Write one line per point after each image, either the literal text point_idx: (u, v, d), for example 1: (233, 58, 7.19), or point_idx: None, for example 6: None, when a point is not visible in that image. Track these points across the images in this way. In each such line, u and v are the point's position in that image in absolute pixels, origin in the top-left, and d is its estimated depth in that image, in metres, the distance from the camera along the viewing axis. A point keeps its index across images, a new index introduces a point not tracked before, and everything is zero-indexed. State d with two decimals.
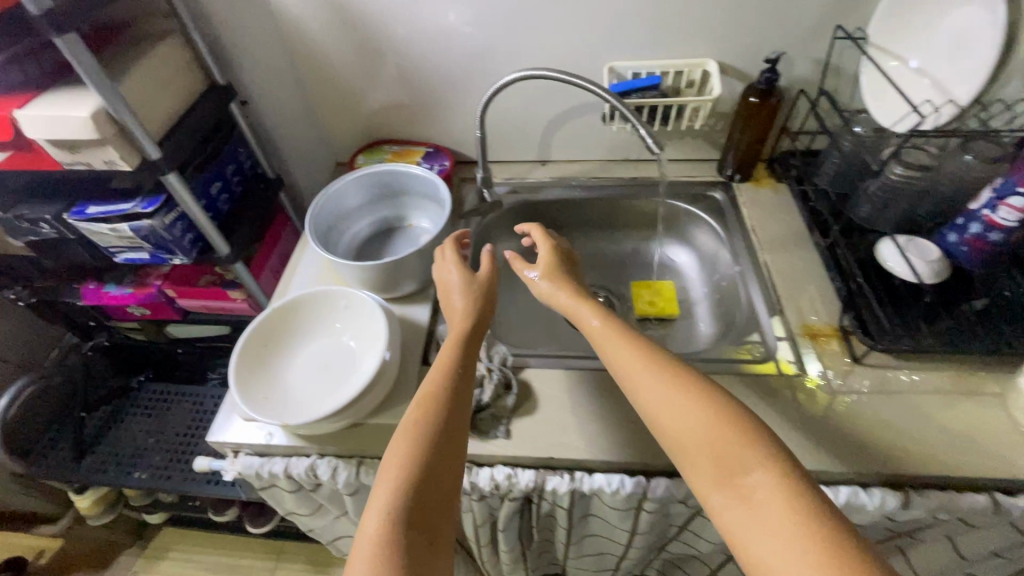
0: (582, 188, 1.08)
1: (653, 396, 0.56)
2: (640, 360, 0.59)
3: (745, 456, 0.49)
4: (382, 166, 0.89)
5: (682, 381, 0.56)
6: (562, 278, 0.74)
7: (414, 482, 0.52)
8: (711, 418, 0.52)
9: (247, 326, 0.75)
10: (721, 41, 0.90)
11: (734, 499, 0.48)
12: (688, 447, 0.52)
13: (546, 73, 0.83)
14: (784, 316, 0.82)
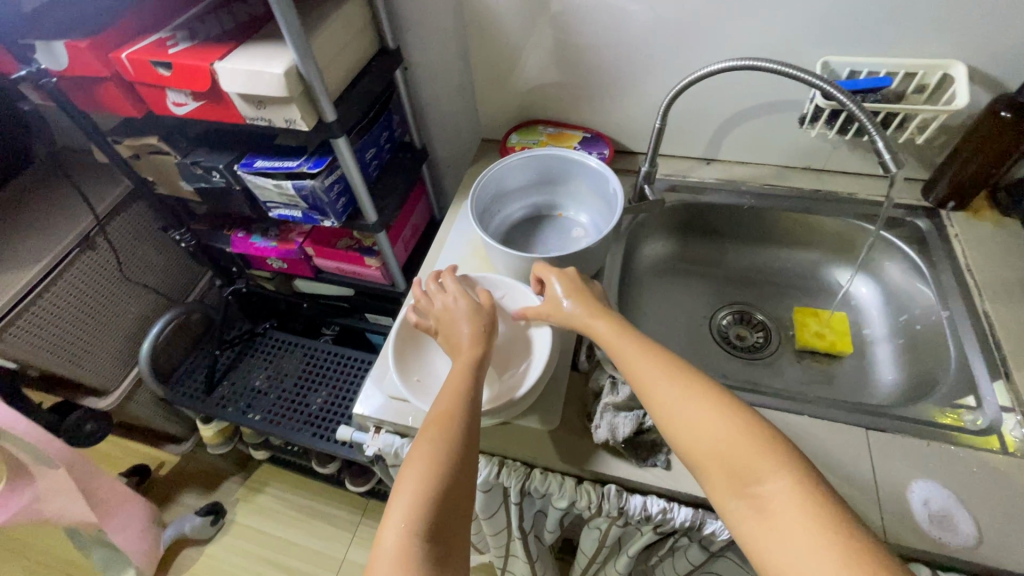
0: (752, 195, 0.96)
1: (667, 410, 0.53)
2: (652, 370, 0.56)
3: (758, 469, 0.47)
4: (553, 150, 0.85)
5: (693, 391, 0.53)
6: (582, 295, 0.67)
7: (432, 485, 0.51)
8: (724, 431, 0.50)
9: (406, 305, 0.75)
10: (978, 41, 0.74)
11: (753, 511, 0.46)
12: (703, 461, 0.50)
13: (763, 63, 0.71)
14: (1012, 381, 0.69)
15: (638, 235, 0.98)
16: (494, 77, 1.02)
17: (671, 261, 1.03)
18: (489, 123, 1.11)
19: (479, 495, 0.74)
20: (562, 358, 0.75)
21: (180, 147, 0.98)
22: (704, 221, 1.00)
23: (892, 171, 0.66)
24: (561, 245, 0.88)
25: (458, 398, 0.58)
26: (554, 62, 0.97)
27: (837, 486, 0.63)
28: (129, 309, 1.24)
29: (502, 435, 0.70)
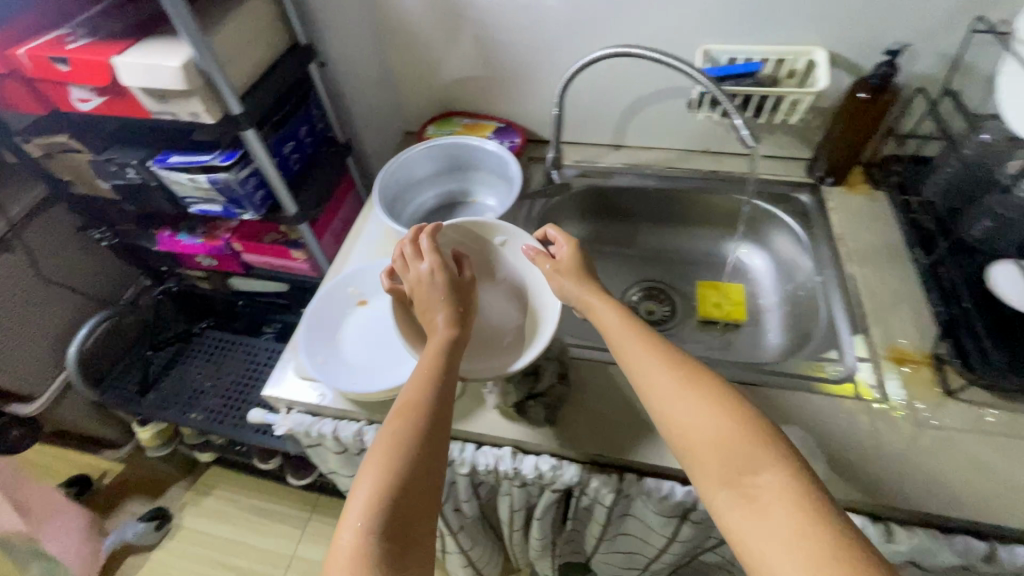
0: (655, 177, 1.02)
1: (664, 399, 0.53)
2: (654, 361, 0.56)
3: (746, 459, 0.47)
4: (456, 137, 0.88)
5: (688, 382, 0.53)
6: (585, 283, 0.68)
7: (392, 485, 0.50)
8: (722, 421, 0.50)
9: (313, 296, 0.79)
10: (836, 27, 0.81)
11: (738, 501, 0.45)
12: (693, 450, 0.50)
13: (639, 50, 0.76)
14: (870, 336, 0.76)
15: (552, 218, 1.03)
16: (409, 70, 1.06)
17: (585, 243, 1.08)
18: (410, 115, 1.14)
19: None
20: None
21: (92, 145, 0.98)
22: (614, 203, 1.06)
23: (751, 144, 0.75)
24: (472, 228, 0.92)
25: (423, 393, 0.56)
26: (463, 54, 1.00)
27: None
28: (55, 312, 1.23)
29: None
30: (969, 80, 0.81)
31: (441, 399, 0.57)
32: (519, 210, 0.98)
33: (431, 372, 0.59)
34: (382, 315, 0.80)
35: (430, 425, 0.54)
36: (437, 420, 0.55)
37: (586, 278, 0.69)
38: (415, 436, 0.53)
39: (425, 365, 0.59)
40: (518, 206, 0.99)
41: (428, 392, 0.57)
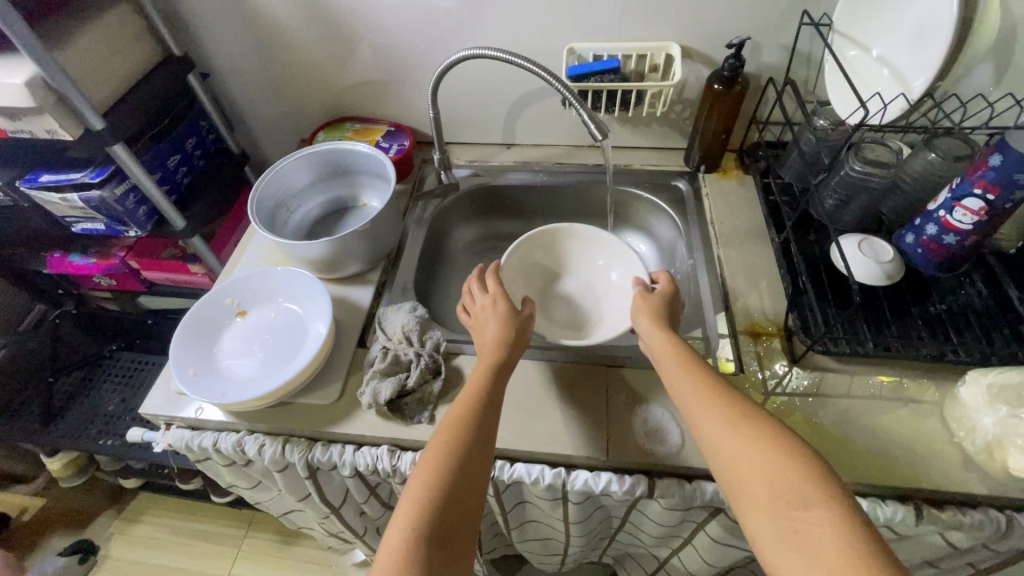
0: (544, 173, 1.05)
1: (715, 433, 0.56)
2: (701, 397, 0.59)
3: (807, 490, 0.49)
4: (329, 144, 0.89)
5: (739, 418, 0.56)
6: (659, 319, 0.72)
7: (432, 515, 0.53)
8: (768, 454, 0.52)
9: (189, 307, 0.77)
10: (687, 24, 0.86)
11: (788, 531, 0.47)
12: (739, 478, 0.52)
13: (489, 52, 0.77)
14: (731, 313, 0.81)
15: (446, 219, 1.05)
16: (295, 78, 1.06)
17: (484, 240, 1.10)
18: (304, 123, 1.14)
19: (278, 477, 0.77)
20: (348, 337, 0.80)
21: None
22: (509, 200, 1.09)
23: (598, 137, 0.78)
24: None
25: (470, 432, 0.59)
26: (346, 60, 1.01)
27: (577, 419, 0.71)
28: None
29: (284, 414, 0.73)
30: (811, 70, 0.87)
31: (484, 437, 0.60)
32: (410, 211, 1.00)
33: (477, 410, 0.62)
34: (262, 324, 0.80)
35: (471, 461, 0.57)
36: (479, 458, 0.58)
37: (664, 315, 0.73)
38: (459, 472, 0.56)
39: (477, 408, 0.62)
40: (410, 207, 1.01)
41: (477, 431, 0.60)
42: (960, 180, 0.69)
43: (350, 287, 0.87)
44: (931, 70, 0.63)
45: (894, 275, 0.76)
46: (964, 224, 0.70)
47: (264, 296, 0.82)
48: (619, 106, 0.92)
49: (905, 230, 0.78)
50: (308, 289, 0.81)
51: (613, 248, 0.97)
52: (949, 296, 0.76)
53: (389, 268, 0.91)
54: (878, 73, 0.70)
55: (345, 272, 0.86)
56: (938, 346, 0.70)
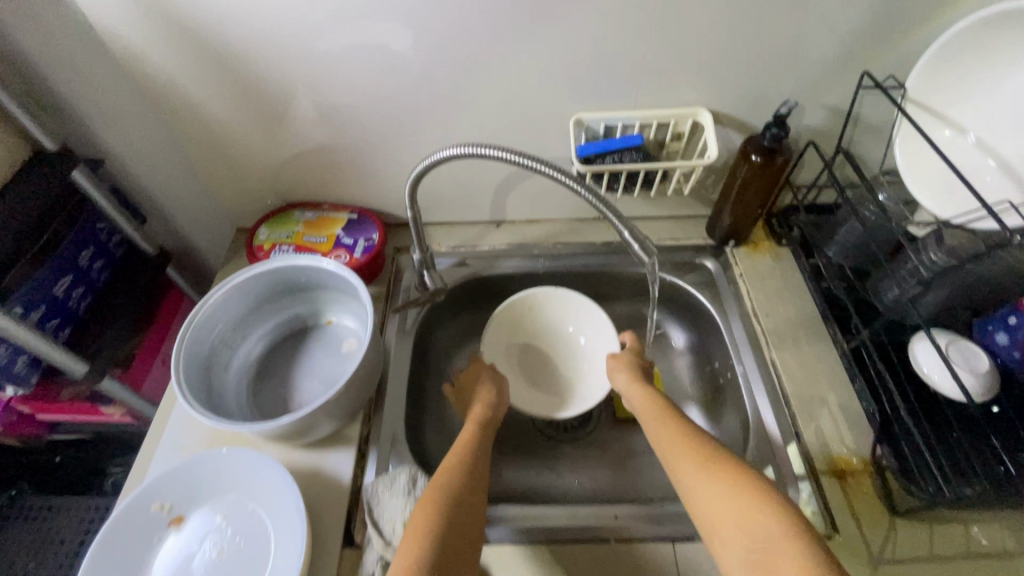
0: (545, 257, 0.88)
1: (687, 476, 0.56)
2: (676, 444, 0.60)
3: (767, 522, 0.48)
4: (276, 261, 0.69)
5: (709, 461, 0.56)
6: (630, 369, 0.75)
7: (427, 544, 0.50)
8: (725, 480, 0.53)
9: (103, 522, 0.56)
10: (718, 86, 0.71)
11: (754, 563, 0.46)
12: (708, 516, 0.52)
13: (491, 151, 0.58)
14: (803, 440, 0.67)
15: (433, 324, 0.85)
16: (220, 161, 0.82)
17: (477, 339, 0.92)
18: (239, 210, 0.91)
19: None
20: (330, 534, 0.60)
21: None
22: (505, 290, 0.91)
23: (644, 260, 0.61)
24: (329, 365, 0.73)
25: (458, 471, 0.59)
26: (289, 138, 0.80)
27: None
28: None
29: None
30: (859, 132, 0.74)
31: (465, 492, 0.57)
32: (388, 325, 0.80)
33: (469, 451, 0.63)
34: (208, 539, 0.58)
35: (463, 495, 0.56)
36: (454, 519, 0.54)
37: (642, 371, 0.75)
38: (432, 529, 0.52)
39: (463, 459, 0.61)
40: (386, 319, 0.81)
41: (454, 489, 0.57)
42: None
43: (323, 452, 0.67)
44: None
45: (989, 393, 0.63)
46: None
47: (204, 492, 0.60)
48: (640, 186, 0.75)
49: (993, 326, 0.66)
50: (269, 476, 0.60)
51: (583, 311, 0.86)
52: None
53: (371, 413, 0.71)
54: (982, 163, 0.58)
55: (315, 437, 0.65)
56: None
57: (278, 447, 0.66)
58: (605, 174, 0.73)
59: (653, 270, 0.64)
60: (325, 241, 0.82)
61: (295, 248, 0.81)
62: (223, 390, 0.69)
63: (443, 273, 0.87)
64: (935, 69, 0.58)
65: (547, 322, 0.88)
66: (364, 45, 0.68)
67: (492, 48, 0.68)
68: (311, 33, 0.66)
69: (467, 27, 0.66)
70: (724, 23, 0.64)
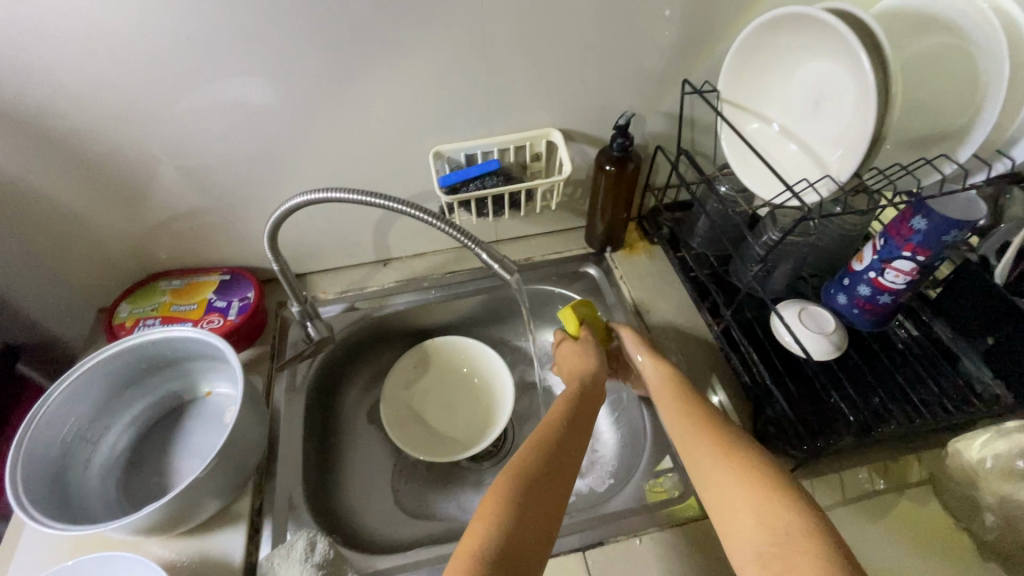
0: (436, 288, 0.88)
1: (704, 463, 0.55)
2: (697, 427, 0.58)
3: (785, 517, 0.47)
4: (129, 340, 0.63)
5: (729, 452, 0.54)
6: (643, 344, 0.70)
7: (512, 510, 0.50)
8: (749, 491, 0.50)
9: None
10: (561, 107, 0.75)
11: (769, 557, 0.45)
12: (722, 507, 0.51)
13: (339, 194, 0.58)
14: None
15: (327, 375, 0.82)
16: (62, 243, 0.75)
17: (379, 383, 0.89)
18: (96, 290, 0.83)
19: None
20: None
21: None
22: (400, 328, 0.89)
23: (508, 278, 0.63)
24: (210, 438, 0.69)
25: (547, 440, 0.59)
26: (139, 208, 0.75)
27: None
28: None
29: None
30: (697, 134, 0.82)
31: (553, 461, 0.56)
32: (275, 385, 0.76)
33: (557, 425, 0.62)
34: None
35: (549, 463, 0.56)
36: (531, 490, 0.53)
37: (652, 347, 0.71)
38: (503, 524, 0.50)
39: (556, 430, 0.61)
40: (273, 378, 0.76)
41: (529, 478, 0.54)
42: (884, 241, 0.65)
43: (209, 534, 0.61)
44: (848, 149, 0.57)
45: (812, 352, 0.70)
46: (897, 284, 0.66)
47: None
48: (509, 207, 0.78)
49: (834, 289, 0.74)
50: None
51: (470, 350, 0.90)
52: (891, 345, 0.74)
53: (262, 481, 0.67)
54: (788, 146, 0.64)
55: (199, 519, 0.60)
56: (909, 414, 0.66)
57: (156, 541, 0.60)
58: (471, 203, 0.75)
59: (519, 285, 0.67)
60: (195, 308, 0.77)
61: (161, 321, 0.76)
62: (85, 489, 0.62)
63: (331, 321, 0.84)
64: (735, 74, 0.64)
65: (441, 365, 0.90)
66: (203, 107, 0.66)
67: (336, 94, 0.68)
68: (142, 99, 0.64)
69: (307, 78, 0.66)
70: (552, 49, 0.69)
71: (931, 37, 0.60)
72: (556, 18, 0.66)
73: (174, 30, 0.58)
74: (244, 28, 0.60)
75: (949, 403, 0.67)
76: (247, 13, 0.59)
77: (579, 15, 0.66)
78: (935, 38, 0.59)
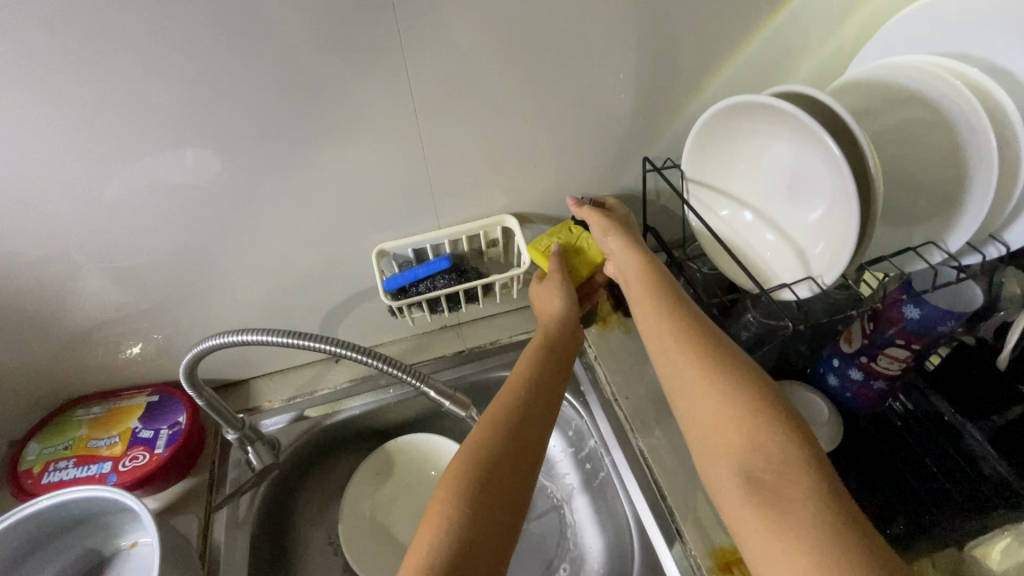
0: (394, 385, 0.80)
1: (678, 376, 0.53)
2: (665, 333, 0.56)
3: (771, 443, 0.45)
4: (23, 508, 0.55)
5: (705, 366, 0.51)
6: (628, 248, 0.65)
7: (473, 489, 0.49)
8: (729, 412, 0.48)
9: None
10: (514, 192, 0.70)
11: (750, 480, 0.45)
12: (698, 425, 0.50)
13: (270, 336, 0.55)
14: (685, 537, 0.63)
15: (276, 499, 0.73)
16: None
17: (336, 496, 0.80)
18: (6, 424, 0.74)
19: None
20: None
21: None
22: (358, 431, 0.81)
23: (462, 413, 0.68)
24: None
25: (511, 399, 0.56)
26: (46, 334, 0.66)
27: None
28: None
29: None
30: (663, 204, 0.76)
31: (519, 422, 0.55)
32: (213, 524, 0.66)
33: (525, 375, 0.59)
34: None
35: (518, 429, 0.54)
36: (496, 459, 0.51)
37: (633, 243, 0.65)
38: (467, 495, 0.49)
39: (518, 382, 0.59)
40: (211, 517, 0.67)
41: (495, 445, 0.52)
42: (873, 326, 0.59)
43: None
44: (833, 241, 0.51)
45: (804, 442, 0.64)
46: (891, 370, 0.61)
47: None
48: (465, 302, 0.71)
49: (824, 370, 0.67)
50: None
51: (436, 449, 0.82)
52: (890, 427, 0.68)
53: None
54: (761, 233, 0.59)
55: None
56: (917, 512, 0.61)
57: None
58: (422, 302, 0.68)
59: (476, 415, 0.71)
60: (117, 442, 0.68)
61: (76, 461, 0.67)
62: None
63: (277, 434, 0.75)
64: (700, 154, 0.59)
65: (405, 469, 0.81)
66: (110, 224, 0.58)
67: (262, 201, 0.61)
68: (37, 221, 0.56)
69: (225, 185, 0.59)
70: (497, 133, 0.63)
71: (900, 111, 0.55)
72: (499, 103, 0.60)
73: (67, 147, 0.51)
74: (148, 141, 0.53)
75: (957, 492, 0.61)
76: (150, 126, 0.52)
77: (523, 101, 0.61)
78: (909, 110, 0.55)
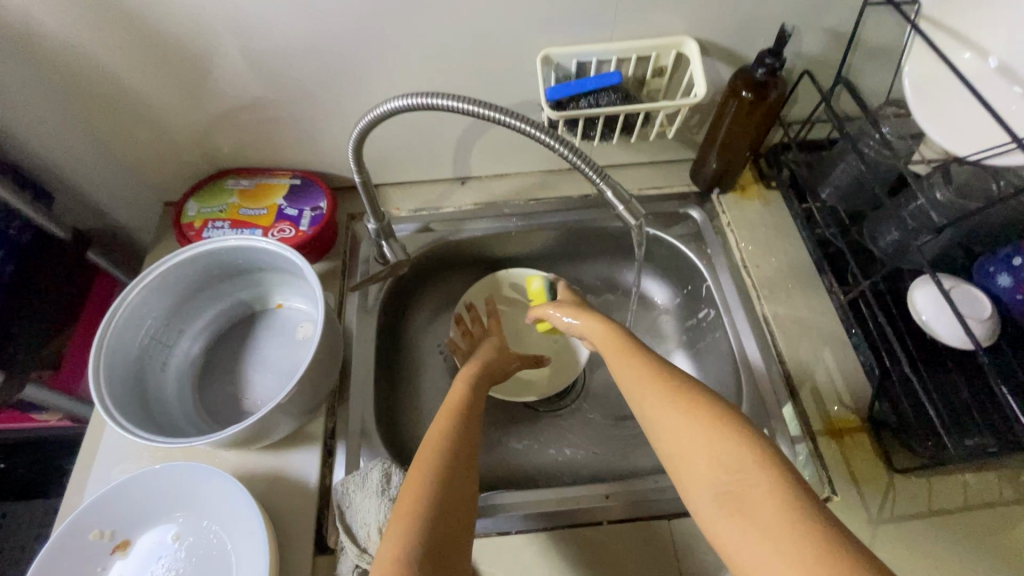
0: (516, 215, 0.79)
1: (643, 407, 0.48)
2: (637, 371, 0.51)
3: (736, 456, 0.41)
4: (200, 246, 0.59)
5: (671, 391, 0.47)
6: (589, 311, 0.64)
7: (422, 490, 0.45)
8: (693, 426, 0.44)
9: (43, 547, 0.49)
10: (705, 11, 0.61)
11: (728, 497, 0.39)
12: (669, 453, 0.44)
13: (444, 100, 0.51)
14: (799, 401, 0.63)
15: (398, 299, 0.78)
16: (131, 129, 0.69)
17: (447, 310, 0.84)
18: (162, 183, 0.78)
19: None
20: (299, 536, 0.55)
21: None
22: (474, 255, 0.83)
23: (632, 222, 0.58)
24: (283, 357, 0.65)
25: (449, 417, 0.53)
26: (209, 95, 0.66)
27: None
28: None
29: None
30: (860, 59, 0.66)
31: (459, 442, 0.51)
32: (347, 305, 0.72)
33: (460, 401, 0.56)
34: (173, 539, 0.53)
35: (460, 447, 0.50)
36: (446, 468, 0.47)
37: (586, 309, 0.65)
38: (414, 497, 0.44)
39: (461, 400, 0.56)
40: (346, 298, 0.72)
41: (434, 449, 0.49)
42: None
43: (279, 455, 0.60)
44: None
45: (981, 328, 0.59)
46: None
47: (149, 515, 0.53)
48: (619, 132, 0.67)
49: (996, 268, 0.62)
50: (209, 481, 0.53)
51: None
52: None
53: (334, 403, 0.64)
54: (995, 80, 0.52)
55: (273, 438, 0.58)
56: None
57: (231, 452, 0.59)
58: (578, 121, 0.65)
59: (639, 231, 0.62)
60: (265, 214, 0.72)
61: (230, 224, 0.72)
62: (162, 390, 0.61)
63: (404, 240, 0.78)
64: None
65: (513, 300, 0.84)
66: None
67: None
68: None
69: None
70: None
71: None
72: None
73: None
74: None
75: None
76: None
77: None
78: None
